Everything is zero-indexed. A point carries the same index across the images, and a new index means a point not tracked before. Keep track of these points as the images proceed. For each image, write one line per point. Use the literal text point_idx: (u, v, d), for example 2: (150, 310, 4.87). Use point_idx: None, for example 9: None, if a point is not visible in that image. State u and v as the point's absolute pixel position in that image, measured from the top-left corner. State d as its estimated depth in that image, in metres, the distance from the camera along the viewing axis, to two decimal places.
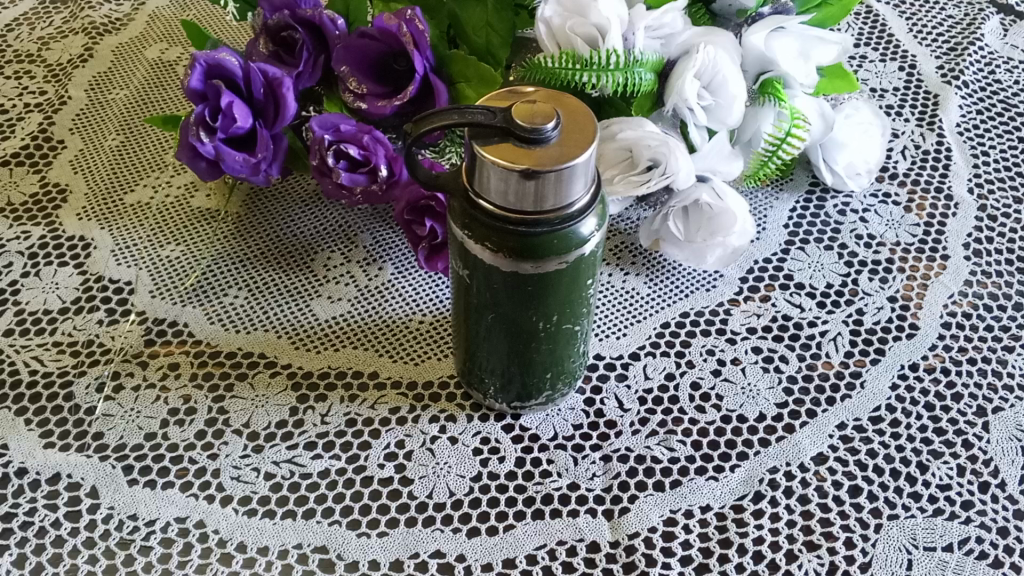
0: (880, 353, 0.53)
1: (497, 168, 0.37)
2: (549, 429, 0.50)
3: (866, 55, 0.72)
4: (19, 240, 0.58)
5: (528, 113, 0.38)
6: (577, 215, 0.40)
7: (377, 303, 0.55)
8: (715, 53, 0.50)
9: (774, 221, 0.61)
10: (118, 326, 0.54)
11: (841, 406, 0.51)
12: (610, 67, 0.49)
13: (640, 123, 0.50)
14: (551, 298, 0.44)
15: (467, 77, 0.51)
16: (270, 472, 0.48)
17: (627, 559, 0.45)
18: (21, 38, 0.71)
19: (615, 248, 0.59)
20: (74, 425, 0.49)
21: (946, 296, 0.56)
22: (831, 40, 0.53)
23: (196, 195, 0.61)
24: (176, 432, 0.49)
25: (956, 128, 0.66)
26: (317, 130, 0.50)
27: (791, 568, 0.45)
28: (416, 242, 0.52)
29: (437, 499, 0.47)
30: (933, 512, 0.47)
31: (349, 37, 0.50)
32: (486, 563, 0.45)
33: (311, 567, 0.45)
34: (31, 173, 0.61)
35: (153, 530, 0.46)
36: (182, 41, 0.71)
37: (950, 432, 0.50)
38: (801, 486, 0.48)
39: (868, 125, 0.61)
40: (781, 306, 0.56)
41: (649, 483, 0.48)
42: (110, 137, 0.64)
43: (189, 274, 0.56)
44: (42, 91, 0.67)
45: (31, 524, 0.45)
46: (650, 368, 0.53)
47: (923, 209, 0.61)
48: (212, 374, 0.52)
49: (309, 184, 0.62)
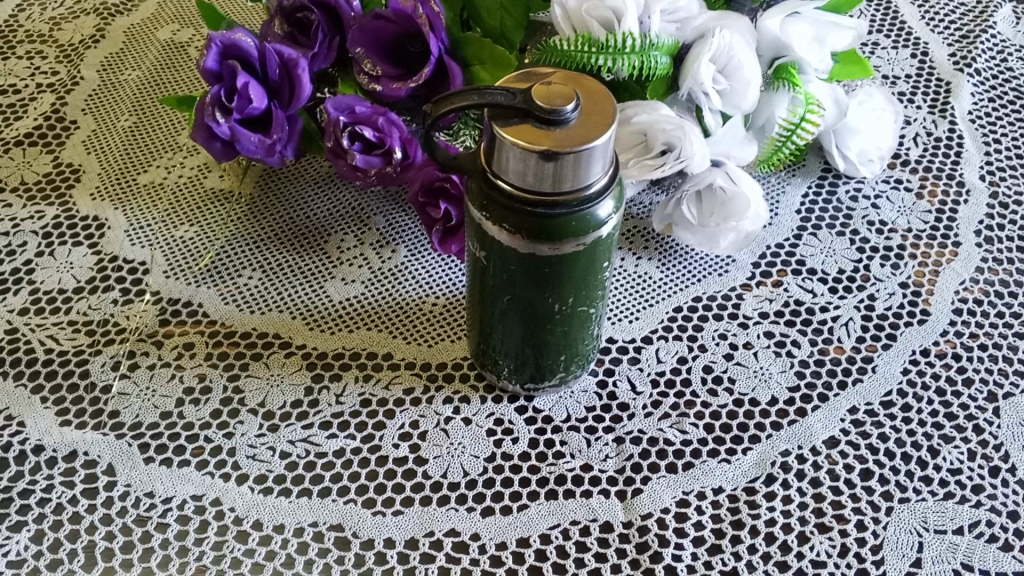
0: (892, 338, 0.54)
1: (517, 149, 0.37)
2: (562, 410, 0.51)
3: (878, 42, 0.72)
4: (33, 219, 0.58)
5: (547, 94, 0.38)
6: (595, 197, 0.40)
7: (391, 286, 0.56)
8: (731, 38, 0.50)
9: (786, 206, 0.61)
10: (133, 306, 0.54)
11: (853, 390, 0.51)
12: (626, 50, 0.49)
13: (655, 108, 0.51)
14: (567, 281, 0.44)
15: (481, 59, 0.51)
16: (286, 451, 0.48)
17: (640, 540, 0.45)
18: (33, 18, 0.71)
19: (628, 232, 0.59)
20: (90, 403, 0.50)
21: (958, 282, 0.56)
22: (846, 25, 0.53)
23: (210, 176, 0.61)
24: (192, 411, 0.50)
25: (968, 115, 0.66)
26: (332, 112, 0.50)
27: (803, 550, 0.45)
28: (431, 225, 0.52)
29: (451, 479, 0.47)
30: (943, 496, 0.47)
31: (364, 18, 0.50)
32: (500, 542, 0.45)
33: (327, 545, 0.45)
34: (44, 153, 0.61)
35: (170, 507, 0.46)
36: (194, 22, 0.71)
37: (960, 417, 0.50)
38: (813, 469, 0.48)
39: (881, 111, 0.60)
40: (793, 291, 0.56)
41: (662, 465, 0.48)
42: (123, 118, 0.64)
43: (204, 255, 0.56)
44: (54, 72, 0.66)
45: (49, 501, 0.46)
46: (663, 352, 0.53)
47: (934, 196, 0.61)
48: (227, 354, 0.52)
49: (322, 166, 0.62)
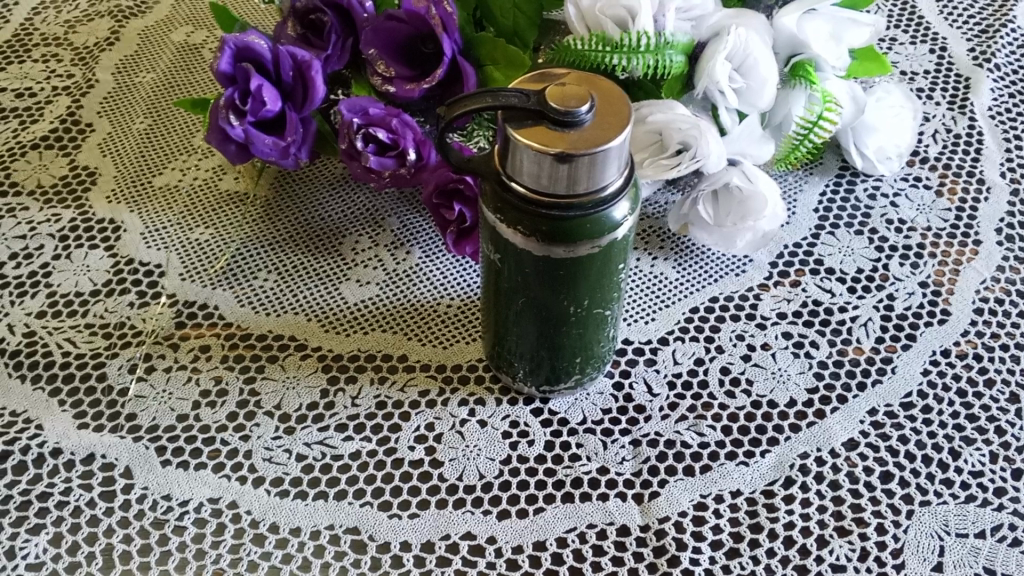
0: (911, 338, 0.53)
1: (531, 151, 0.37)
2: (578, 412, 0.50)
3: (896, 38, 0.71)
4: (50, 222, 0.58)
5: (561, 96, 0.38)
6: (610, 199, 0.40)
7: (405, 287, 0.55)
8: (746, 35, 0.50)
9: (803, 205, 0.60)
10: (149, 309, 0.54)
11: (873, 391, 0.51)
12: (640, 49, 0.48)
13: (670, 107, 0.50)
14: (582, 283, 0.44)
15: (494, 60, 0.51)
16: (302, 454, 0.48)
17: (658, 543, 0.45)
18: (49, 21, 0.71)
19: (644, 232, 0.59)
20: (108, 406, 0.50)
21: (979, 281, 0.55)
22: (864, 22, 0.53)
23: (224, 178, 0.61)
24: (208, 414, 0.50)
25: (988, 112, 0.65)
26: (345, 113, 0.49)
27: (822, 553, 0.45)
28: (445, 226, 0.52)
29: (467, 481, 0.47)
30: (965, 498, 0.46)
31: (377, 20, 0.50)
32: (517, 545, 0.45)
33: (344, 548, 0.45)
34: (61, 156, 0.62)
35: (187, 510, 0.46)
36: (208, 24, 0.71)
37: (982, 419, 0.49)
38: (832, 472, 0.48)
39: (899, 108, 0.60)
40: (811, 291, 0.56)
41: (680, 468, 0.48)
42: (139, 121, 0.64)
43: (219, 257, 0.57)
44: (69, 74, 0.67)
45: (67, 504, 0.46)
46: (680, 353, 0.53)
47: (954, 194, 0.60)
48: (242, 357, 0.52)
49: (336, 167, 0.62)
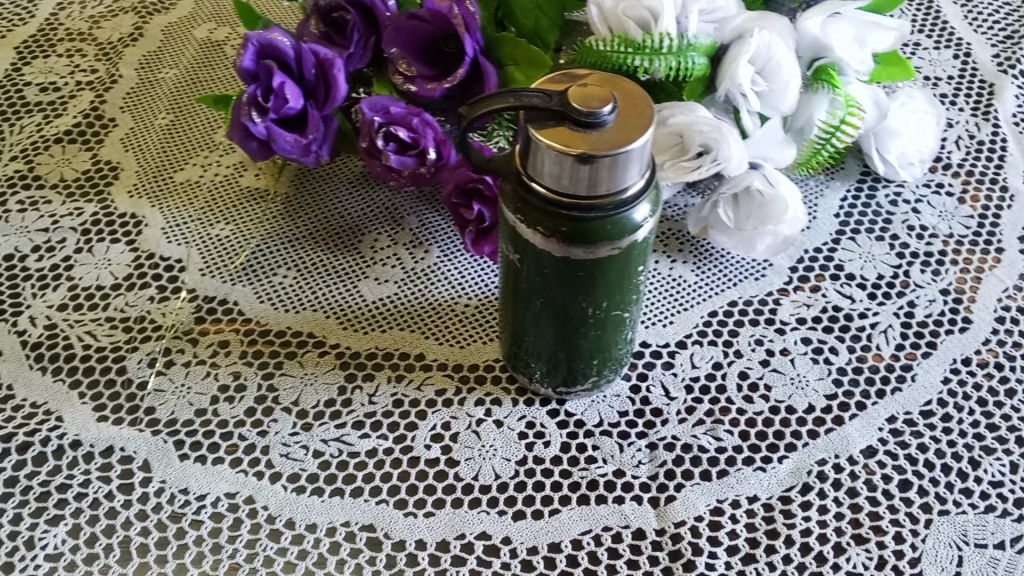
0: (932, 346, 0.52)
1: (552, 151, 0.37)
2: (594, 414, 0.50)
3: (920, 43, 0.70)
4: (72, 216, 0.58)
5: (583, 96, 0.38)
6: (630, 201, 0.40)
7: (424, 286, 0.56)
8: (769, 38, 0.49)
9: (824, 210, 0.60)
10: (169, 303, 0.54)
11: (892, 399, 0.50)
12: (662, 51, 0.48)
13: (692, 109, 0.50)
14: (601, 284, 0.44)
15: (516, 60, 0.51)
16: (319, 450, 0.49)
17: (673, 547, 0.45)
18: (73, 16, 0.72)
19: (663, 234, 0.59)
20: (127, 399, 0.50)
21: (1001, 290, 0.55)
22: (888, 26, 0.52)
23: (245, 175, 0.61)
24: (226, 409, 0.50)
25: (1013, 118, 0.64)
26: (367, 112, 0.49)
27: (839, 561, 0.44)
28: (463, 225, 0.52)
29: (482, 481, 0.47)
30: (984, 509, 0.46)
31: (400, 19, 0.50)
32: (531, 546, 0.45)
33: (359, 546, 0.45)
34: (83, 150, 0.62)
35: (204, 505, 0.46)
36: (230, 21, 0.71)
37: (1002, 428, 0.49)
38: (850, 479, 0.47)
39: (924, 113, 0.59)
40: (831, 297, 0.55)
41: (696, 472, 0.48)
42: (161, 116, 0.64)
43: (239, 253, 0.57)
44: (93, 69, 0.67)
45: (85, 496, 0.46)
46: (697, 357, 0.52)
47: (977, 201, 0.60)
48: (260, 353, 0.52)
49: (356, 165, 0.62)
